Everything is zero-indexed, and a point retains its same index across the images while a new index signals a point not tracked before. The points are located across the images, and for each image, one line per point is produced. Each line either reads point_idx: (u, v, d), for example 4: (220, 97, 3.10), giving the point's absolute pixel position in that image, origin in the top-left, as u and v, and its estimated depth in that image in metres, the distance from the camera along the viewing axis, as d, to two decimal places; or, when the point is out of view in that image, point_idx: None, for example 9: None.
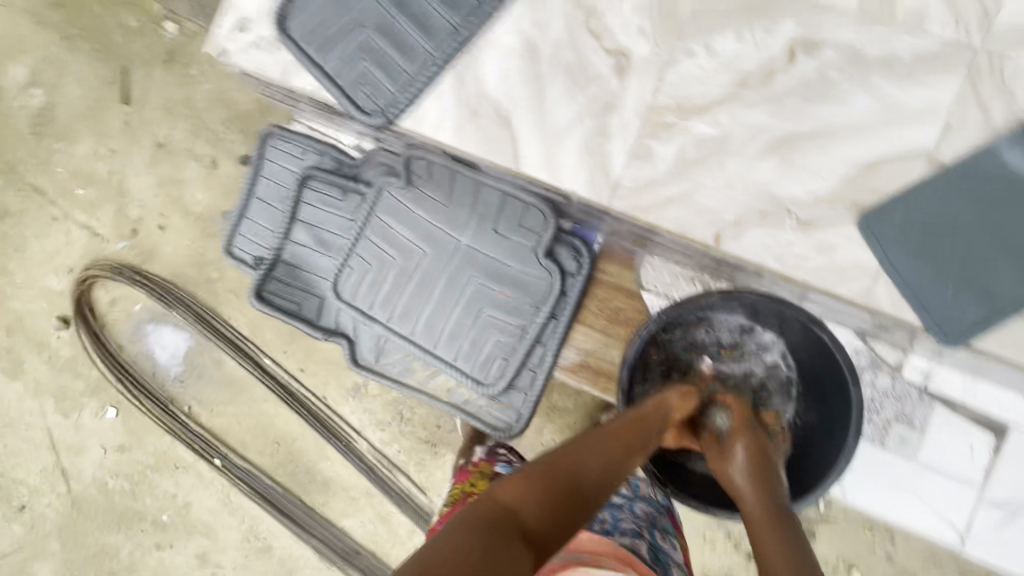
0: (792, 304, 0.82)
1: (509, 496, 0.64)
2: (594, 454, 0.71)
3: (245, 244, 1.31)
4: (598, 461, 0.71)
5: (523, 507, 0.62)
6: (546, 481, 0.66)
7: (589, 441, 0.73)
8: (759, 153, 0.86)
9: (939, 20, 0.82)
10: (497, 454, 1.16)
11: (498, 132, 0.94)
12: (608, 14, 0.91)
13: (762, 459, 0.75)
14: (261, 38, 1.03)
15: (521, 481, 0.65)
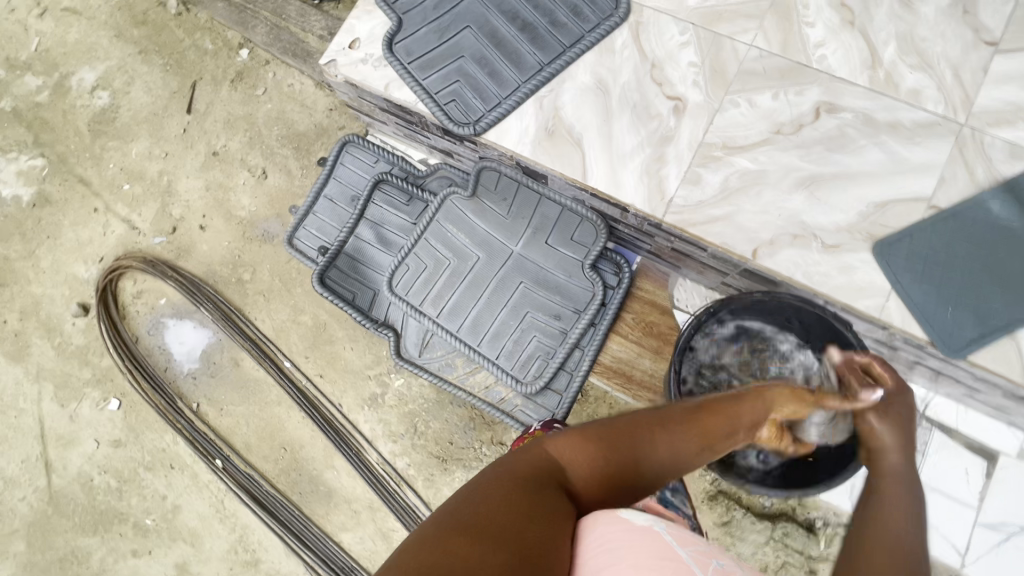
0: (820, 308, 0.95)
1: (563, 452, 0.67)
2: (664, 436, 0.70)
3: (308, 236, 1.41)
4: (665, 442, 0.70)
5: (574, 467, 0.66)
6: (601, 449, 0.68)
7: (660, 421, 0.71)
8: (791, 187, 1.03)
9: (935, 100, 1.03)
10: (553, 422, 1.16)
11: (569, 150, 1.10)
12: (669, 67, 1.11)
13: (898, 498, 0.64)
14: (370, 55, 1.21)
15: (577, 441, 0.67)
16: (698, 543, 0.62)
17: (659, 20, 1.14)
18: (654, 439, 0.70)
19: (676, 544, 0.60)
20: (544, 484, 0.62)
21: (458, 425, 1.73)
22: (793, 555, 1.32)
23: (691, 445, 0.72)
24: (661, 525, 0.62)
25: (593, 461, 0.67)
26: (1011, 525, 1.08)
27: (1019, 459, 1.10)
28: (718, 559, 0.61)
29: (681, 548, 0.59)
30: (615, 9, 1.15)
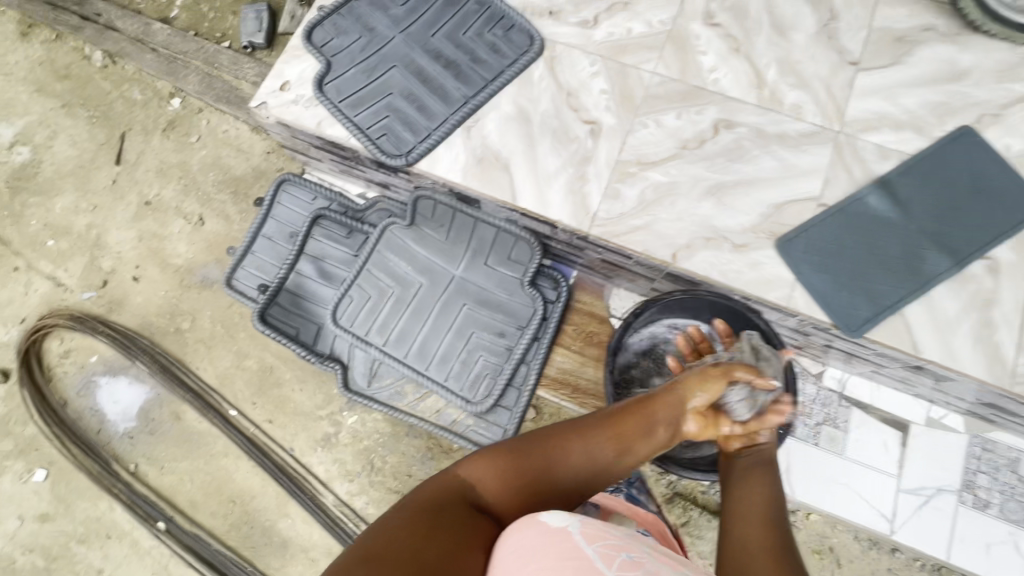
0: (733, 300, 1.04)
1: (475, 472, 0.75)
2: (575, 445, 0.79)
3: (247, 276, 1.41)
4: (575, 448, 0.79)
5: (485, 483, 0.74)
6: (512, 464, 0.76)
7: (570, 431, 0.80)
8: (700, 195, 1.13)
9: (814, 113, 1.17)
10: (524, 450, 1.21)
11: (498, 174, 1.17)
12: (583, 95, 1.21)
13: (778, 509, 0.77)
14: (300, 96, 1.25)
15: (487, 459, 0.75)
16: (614, 536, 0.63)
17: (571, 54, 1.25)
18: (563, 447, 0.78)
19: (586, 542, 0.61)
20: (452, 501, 0.69)
21: (415, 456, 1.70)
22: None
23: (602, 446, 0.80)
24: (577, 522, 0.63)
25: (504, 476, 0.75)
26: (927, 488, 1.18)
27: (926, 426, 1.22)
28: (630, 552, 0.62)
29: (590, 545, 0.60)
30: (530, 46, 1.25)
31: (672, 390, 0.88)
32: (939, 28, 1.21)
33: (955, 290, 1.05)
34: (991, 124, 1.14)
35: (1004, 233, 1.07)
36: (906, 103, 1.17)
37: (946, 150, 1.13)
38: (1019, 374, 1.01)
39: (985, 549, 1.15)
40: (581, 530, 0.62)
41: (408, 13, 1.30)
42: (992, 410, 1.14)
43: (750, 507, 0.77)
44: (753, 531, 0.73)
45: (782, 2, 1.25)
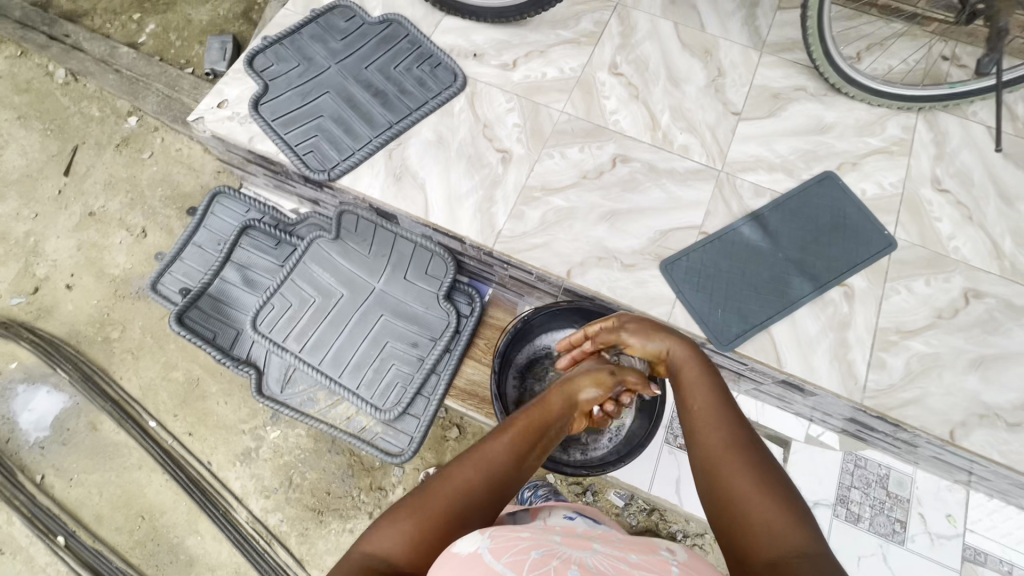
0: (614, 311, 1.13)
1: (377, 544, 0.61)
2: (479, 472, 0.67)
3: (172, 281, 1.45)
4: (477, 476, 0.66)
5: (398, 556, 0.59)
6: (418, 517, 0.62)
7: (467, 458, 0.68)
8: (596, 220, 1.25)
9: (699, 152, 1.32)
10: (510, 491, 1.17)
11: (413, 193, 1.29)
12: (498, 127, 1.35)
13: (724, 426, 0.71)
14: (236, 113, 1.35)
15: (390, 526, 0.61)
16: (523, 537, 0.55)
17: (490, 91, 1.39)
18: (464, 481, 0.66)
19: (496, 556, 0.52)
20: None
21: (336, 472, 1.65)
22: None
23: (502, 460, 0.69)
24: (486, 539, 0.55)
25: (414, 542, 0.60)
26: (804, 502, 1.27)
27: (806, 442, 1.31)
28: (543, 546, 0.55)
29: (502, 560, 0.52)
30: (454, 81, 1.39)
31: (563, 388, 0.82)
32: (809, 89, 1.40)
33: (815, 312, 1.18)
34: (850, 171, 1.31)
35: (860, 264, 1.21)
36: (779, 149, 1.33)
37: (812, 191, 1.29)
38: (868, 389, 1.13)
39: (855, 561, 1.23)
40: (491, 547, 0.53)
41: (345, 47, 1.44)
42: (858, 428, 1.24)
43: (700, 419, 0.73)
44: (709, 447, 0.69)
45: (677, 59, 1.43)
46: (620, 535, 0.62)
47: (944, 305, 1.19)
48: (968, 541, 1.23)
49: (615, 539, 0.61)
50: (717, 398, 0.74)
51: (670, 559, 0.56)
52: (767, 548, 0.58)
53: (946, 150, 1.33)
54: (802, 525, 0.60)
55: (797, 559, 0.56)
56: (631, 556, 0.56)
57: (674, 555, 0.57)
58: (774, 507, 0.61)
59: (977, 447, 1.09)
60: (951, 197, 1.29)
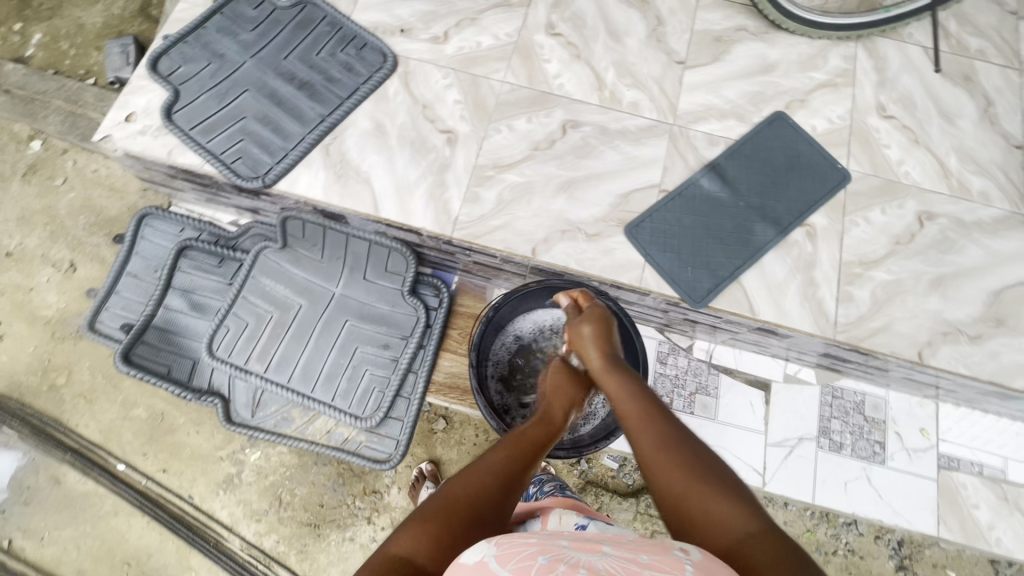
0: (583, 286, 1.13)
1: (405, 547, 0.60)
2: (489, 476, 0.69)
3: (112, 317, 1.34)
4: (488, 474, 0.69)
5: (423, 554, 0.59)
6: (443, 522, 0.62)
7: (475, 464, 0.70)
8: (554, 192, 1.21)
9: (649, 108, 1.29)
10: None
11: (359, 189, 1.21)
12: (438, 107, 1.27)
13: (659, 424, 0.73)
14: (147, 127, 1.24)
15: (416, 529, 0.61)
16: (531, 542, 0.55)
17: (423, 69, 1.31)
18: (476, 480, 0.68)
19: (501, 563, 0.52)
20: None
21: (326, 484, 1.59)
22: (658, 525, 1.40)
23: (509, 460, 0.72)
24: (493, 547, 0.55)
25: (441, 537, 0.61)
26: (789, 440, 1.30)
27: (785, 382, 1.33)
28: (548, 550, 0.54)
29: (506, 567, 0.51)
30: (384, 63, 1.30)
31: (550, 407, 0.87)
32: (750, 28, 1.37)
33: (781, 255, 1.18)
34: (799, 109, 1.30)
35: (818, 201, 1.22)
36: (728, 94, 1.31)
37: (764, 134, 1.27)
38: (840, 324, 1.15)
39: (843, 487, 1.28)
40: (496, 555, 0.53)
41: (258, 38, 1.31)
42: (833, 360, 1.27)
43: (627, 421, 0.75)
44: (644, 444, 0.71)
45: (615, 11, 1.37)
46: (634, 536, 0.61)
47: (901, 231, 1.21)
48: (941, 451, 1.30)
49: (627, 541, 0.59)
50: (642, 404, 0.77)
51: (685, 559, 0.53)
52: (723, 540, 0.60)
53: (888, 76, 1.34)
54: (748, 510, 0.62)
55: (754, 549, 0.57)
56: (642, 556, 0.54)
57: (690, 555, 0.54)
58: (713, 499, 0.63)
59: (944, 364, 1.14)
60: (897, 122, 1.30)
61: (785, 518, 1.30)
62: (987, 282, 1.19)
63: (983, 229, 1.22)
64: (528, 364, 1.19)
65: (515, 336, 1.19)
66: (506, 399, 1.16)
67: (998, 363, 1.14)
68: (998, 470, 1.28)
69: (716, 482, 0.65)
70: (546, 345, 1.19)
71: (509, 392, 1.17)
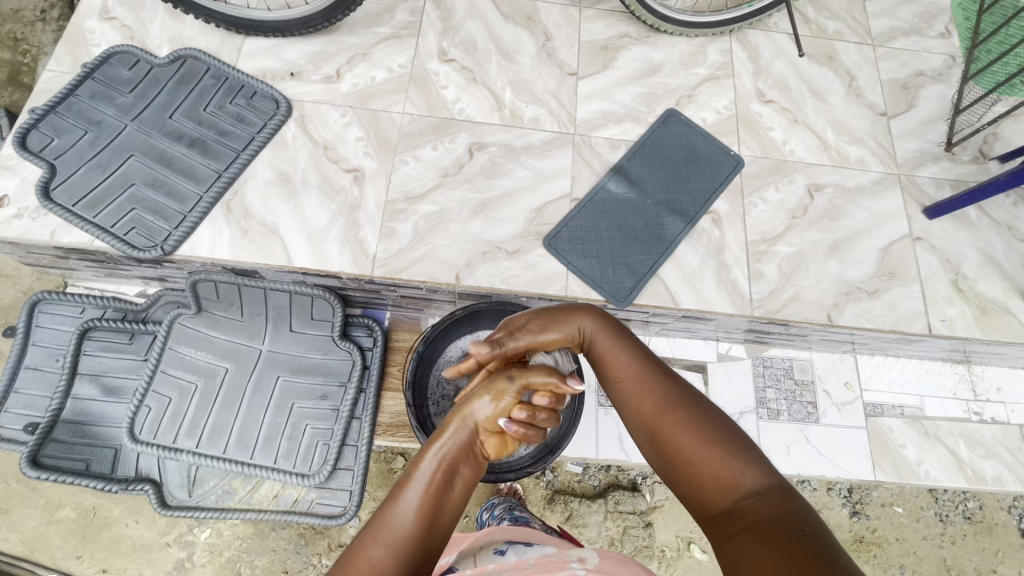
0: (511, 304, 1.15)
1: None
2: (386, 550, 0.59)
3: (14, 418, 1.23)
4: (385, 549, 0.59)
5: None
6: None
7: (374, 533, 0.60)
8: (470, 215, 1.22)
9: (550, 121, 1.33)
10: None
11: (269, 242, 1.17)
12: (341, 146, 1.26)
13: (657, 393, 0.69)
14: (24, 209, 1.15)
15: None
16: None
17: (320, 110, 1.29)
18: (371, 556, 0.58)
19: None
20: None
21: (288, 547, 1.44)
22: (628, 519, 1.42)
23: (409, 525, 0.61)
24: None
25: None
26: (732, 416, 1.36)
27: (719, 361, 1.40)
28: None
29: None
30: (277, 109, 1.27)
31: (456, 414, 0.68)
32: (632, 34, 1.44)
33: (693, 245, 1.24)
34: (688, 104, 1.37)
35: (718, 188, 1.29)
36: (622, 99, 1.37)
37: (660, 132, 1.34)
38: (755, 300, 1.22)
39: (786, 451, 1.35)
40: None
41: (137, 99, 1.25)
42: (757, 334, 1.34)
43: (627, 389, 0.71)
44: (647, 410, 0.69)
45: (503, 32, 1.41)
46: (536, 558, 0.69)
47: (796, 205, 1.30)
48: (866, 400, 1.39)
49: (530, 564, 0.68)
50: (637, 366, 0.72)
51: (579, 568, 0.63)
52: (723, 497, 0.61)
53: (761, 65, 1.44)
54: (750, 461, 0.63)
55: (757, 503, 0.59)
56: None
57: (587, 563, 0.64)
58: (717, 456, 0.63)
59: (851, 322, 1.23)
60: (776, 105, 1.40)
61: None
62: (876, 241, 1.29)
63: (865, 193, 1.33)
64: None
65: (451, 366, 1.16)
66: None
67: (897, 312, 1.24)
68: (917, 409, 1.40)
69: (719, 432, 0.65)
70: None
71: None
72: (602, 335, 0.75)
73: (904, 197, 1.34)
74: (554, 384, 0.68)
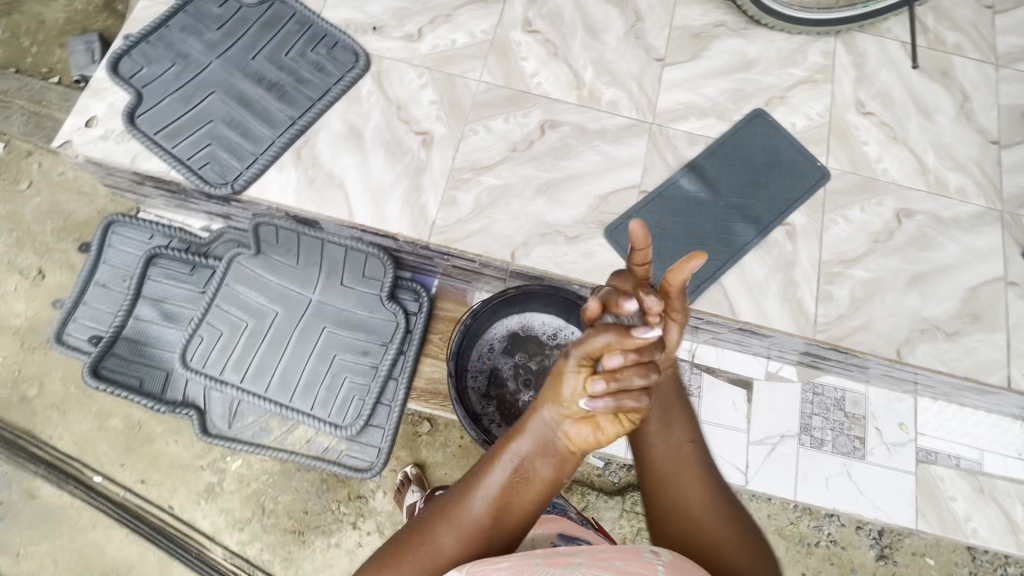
0: (563, 288, 1.14)
1: None
2: (455, 539, 0.64)
3: (80, 329, 1.30)
4: (454, 536, 0.64)
5: None
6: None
7: (447, 517, 0.66)
8: (534, 194, 1.19)
9: (628, 107, 1.27)
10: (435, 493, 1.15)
11: (333, 194, 1.18)
12: (413, 107, 1.24)
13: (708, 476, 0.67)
14: (110, 131, 1.19)
15: None
16: (503, 566, 0.58)
17: (398, 68, 1.27)
18: (441, 540, 0.64)
19: None
20: None
21: (311, 489, 1.50)
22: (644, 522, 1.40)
23: (480, 516, 0.65)
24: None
25: None
26: (772, 438, 1.31)
27: (766, 380, 1.34)
28: (521, 569, 0.57)
29: None
30: (356, 62, 1.26)
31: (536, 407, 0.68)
32: (729, 24, 1.35)
33: (761, 256, 1.18)
34: (778, 106, 1.29)
35: (798, 200, 1.22)
36: (708, 92, 1.29)
37: (744, 131, 1.26)
38: (820, 323, 1.15)
39: (824, 482, 1.29)
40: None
41: (224, 36, 1.27)
42: (813, 358, 1.28)
43: (687, 465, 0.67)
44: (696, 495, 0.65)
45: (592, 7, 1.35)
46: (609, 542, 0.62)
47: (880, 229, 1.21)
48: (920, 444, 1.31)
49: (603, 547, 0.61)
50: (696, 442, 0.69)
51: (657, 561, 0.56)
52: None
53: (866, 72, 1.33)
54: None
55: None
56: (615, 562, 0.56)
57: (660, 557, 0.57)
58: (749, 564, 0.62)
59: (922, 362, 1.15)
60: (875, 119, 1.29)
61: (770, 512, 1.30)
62: (963, 279, 1.19)
63: (960, 226, 1.23)
64: (511, 367, 1.17)
65: (492, 344, 1.18)
66: (488, 409, 1.14)
67: (975, 359, 1.15)
68: (975, 462, 1.30)
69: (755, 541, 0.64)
70: (525, 349, 1.18)
71: (492, 399, 1.15)
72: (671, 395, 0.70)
73: (1004, 235, 1.23)
74: (614, 342, 0.59)
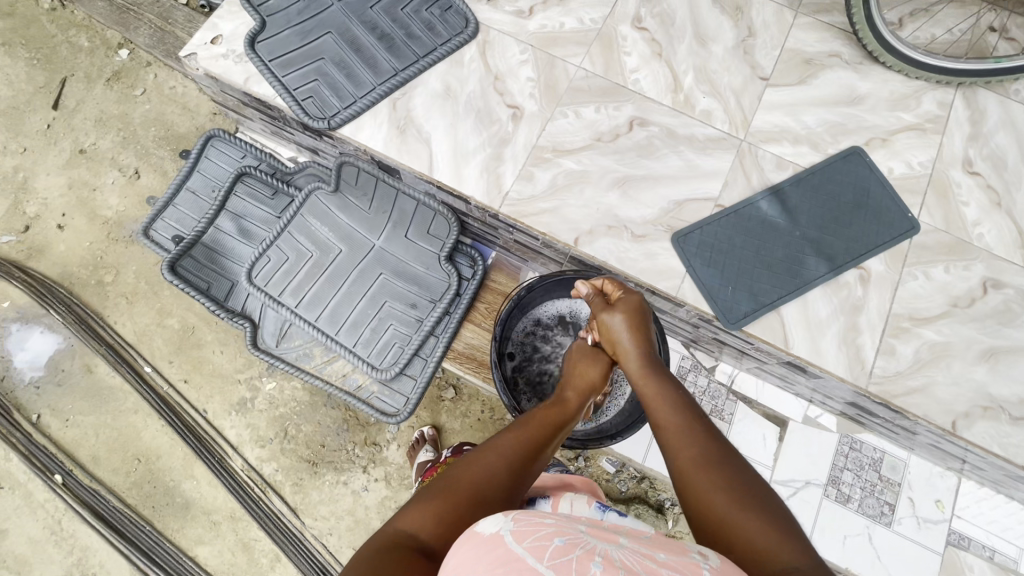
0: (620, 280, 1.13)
1: (414, 520, 0.59)
2: (500, 458, 0.67)
3: (165, 228, 1.41)
4: (498, 459, 0.66)
5: (426, 532, 0.58)
6: (455, 494, 0.61)
7: (490, 447, 0.68)
8: (609, 186, 1.20)
9: (722, 119, 1.25)
10: (463, 448, 1.22)
11: (418, 147, 1.23)
12: (510, 81, 1.27)
13: (693, 438, 0.68)
14: (231, 51, 1.28)
15: (430, 504, 0.60)
16: (547, 522, 0.52)
17: (503, 41, 1.30)
18: (487, 464, 0.66)
19: (518, 540, 0.49)
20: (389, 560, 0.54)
21: (332, 426, 1.56)
22: None
23: (514, 443, 0.69)
24: (509, 522, 0.52)
25: (445, 519, 0.59)
26: (797, 481, 1.27)
27: (803, 423, 1.30)
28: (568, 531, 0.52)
29: (521, 544, 0.49)
30: (465, 28, 1.30)
31: (574, 385, 0.86)
32: (844, 55, 1.31)
33: (828, 294, 1.14)
34: (878, 147, 1.24)
35: (880, 246, 1.17)
36: (807, 120, 1.26)
37: (837, 166, 1.22)
38: (875, 375, 1.11)
39: (841, 539, 1.24)
40: (513, 530, 0.51)
41: None
42: (858, 411, 1.23)
43: (673, 437, 0.70)
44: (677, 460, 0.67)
45: (705, 15, 1.33)
46: (650, 532, 0.59)
47: (961, 293, 1.15)
48: (953, 526, 1.24)
49: (644, 536, 0.58)
50: (677, 416, 0.72)
51: (703, 562, 0.52)
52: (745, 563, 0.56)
53: (982, 130, 1.26)
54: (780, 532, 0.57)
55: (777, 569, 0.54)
56: (659, 554, 0.52)
57: (708, 559, 0.53)
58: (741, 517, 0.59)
59: (977, 439, 1.08)
60: (981, 180, 1.23)
61: None
62: None
63: None
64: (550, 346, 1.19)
65: (540, 319, 1.20)
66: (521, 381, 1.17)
67: None
68: (1010, 559, 1.23)
69: (752, 496, 0.61)
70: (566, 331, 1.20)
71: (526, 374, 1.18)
72: (645, 377, 0.81)
73: None
74: None
